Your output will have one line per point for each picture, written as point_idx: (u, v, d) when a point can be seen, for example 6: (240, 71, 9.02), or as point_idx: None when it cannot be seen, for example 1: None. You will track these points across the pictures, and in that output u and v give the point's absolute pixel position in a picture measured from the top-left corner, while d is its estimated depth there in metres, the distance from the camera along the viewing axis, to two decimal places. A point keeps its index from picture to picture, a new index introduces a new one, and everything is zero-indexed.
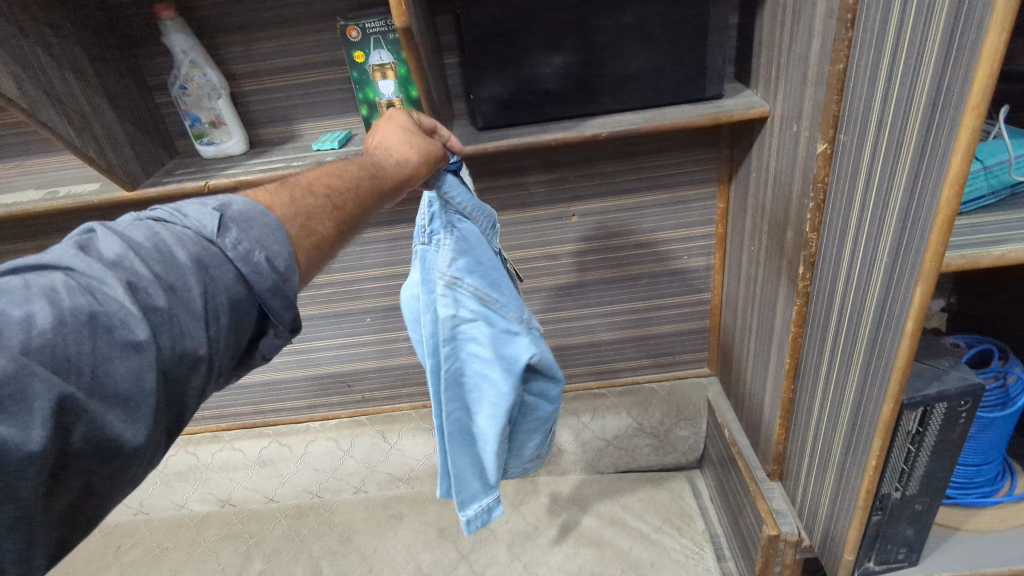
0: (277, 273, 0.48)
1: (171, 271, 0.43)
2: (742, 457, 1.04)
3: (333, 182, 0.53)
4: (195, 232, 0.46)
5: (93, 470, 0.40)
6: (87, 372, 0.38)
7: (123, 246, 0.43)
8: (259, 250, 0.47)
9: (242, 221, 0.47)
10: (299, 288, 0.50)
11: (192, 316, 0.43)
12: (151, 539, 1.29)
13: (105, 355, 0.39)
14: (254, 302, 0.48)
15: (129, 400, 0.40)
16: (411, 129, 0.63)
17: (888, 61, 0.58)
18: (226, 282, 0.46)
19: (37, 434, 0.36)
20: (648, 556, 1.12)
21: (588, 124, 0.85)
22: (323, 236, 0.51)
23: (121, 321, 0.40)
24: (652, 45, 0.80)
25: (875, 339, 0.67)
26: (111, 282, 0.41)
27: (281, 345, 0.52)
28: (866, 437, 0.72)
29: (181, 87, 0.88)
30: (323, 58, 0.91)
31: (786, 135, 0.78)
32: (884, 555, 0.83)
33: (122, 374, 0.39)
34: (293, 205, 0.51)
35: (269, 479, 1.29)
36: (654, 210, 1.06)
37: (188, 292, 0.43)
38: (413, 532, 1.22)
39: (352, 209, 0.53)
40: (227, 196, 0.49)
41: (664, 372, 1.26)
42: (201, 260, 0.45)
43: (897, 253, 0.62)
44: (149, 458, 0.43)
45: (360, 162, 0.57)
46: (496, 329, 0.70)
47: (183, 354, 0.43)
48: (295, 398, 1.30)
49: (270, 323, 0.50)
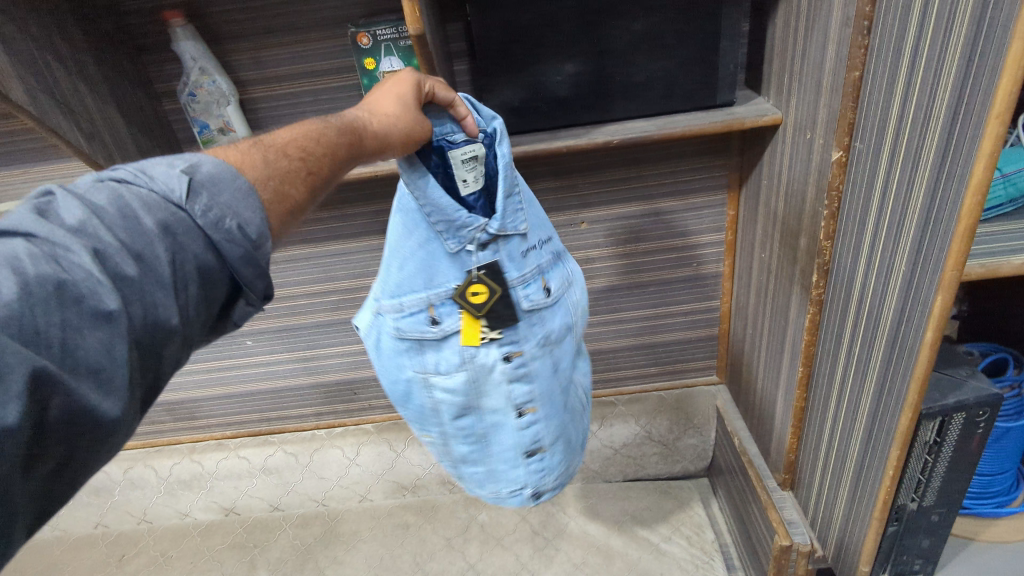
0: (250, 242, 0.45)
1: (138, 238, 0.39)
2: (753, 466, 1.03)
3: (310, 144, 0.50)
4: (161, 196, 0.42)
5: (72, 443, 0.35)
6: (57, 345, 0.34)
7: (84, 210, 0.38)
8: (231, 216, 0.44)
9: (211, 185, 0.44)
10: (270, 254, 0.47)
11: (162, 286, 0.40)
12: (155, 547, 1.27)
13: (75, 326, 0.35)
14: (224, 271, 0.45)
15: (104, 375, 0.36)
16: (408, 95, 0.57)
17: (907, 67, 0.58)
18: (194, 250, 0.42)
19: (13, 409, 0.31)
20: (658, 566, 1.11)
21: (599, 131, 0.84)
22: (295, 202, 0.48)
23: (89, 289, 0.36)
24: (663, 53, 0.79)
25: (894, 346, 0.66)
26: (77, 249, 0.36)
27: (251, 313, 0.49)
28: (883, 447, 0.72)
29: (191, 94, 0.89)
30: (333, 65, 0.90)
31: (799, 143, 0.78)
32: (900, 566, 0.82)
33: (94, 348, 0.35)
34: (264, 168, 0.47)
35: (274, 488, 1.28)
36: (664, 217, 1.06)
37: (157, 260, 0.40)
38: (419, 541, 1.21)
39: (323, 176, 0.50)
40: (193, 157, 0.45)
41: (673, 381, 1.25)
42: (169, 227, 0.41)
43: (916, 260, 0.61)
44: (122, 437, 0.39)
45: (342, 123, 0.52)
46: (375, 291, 0.69)
47: (156, 325, 0.39)
48: (301, 406, 1.29)
49: (241, 291, 0.47)
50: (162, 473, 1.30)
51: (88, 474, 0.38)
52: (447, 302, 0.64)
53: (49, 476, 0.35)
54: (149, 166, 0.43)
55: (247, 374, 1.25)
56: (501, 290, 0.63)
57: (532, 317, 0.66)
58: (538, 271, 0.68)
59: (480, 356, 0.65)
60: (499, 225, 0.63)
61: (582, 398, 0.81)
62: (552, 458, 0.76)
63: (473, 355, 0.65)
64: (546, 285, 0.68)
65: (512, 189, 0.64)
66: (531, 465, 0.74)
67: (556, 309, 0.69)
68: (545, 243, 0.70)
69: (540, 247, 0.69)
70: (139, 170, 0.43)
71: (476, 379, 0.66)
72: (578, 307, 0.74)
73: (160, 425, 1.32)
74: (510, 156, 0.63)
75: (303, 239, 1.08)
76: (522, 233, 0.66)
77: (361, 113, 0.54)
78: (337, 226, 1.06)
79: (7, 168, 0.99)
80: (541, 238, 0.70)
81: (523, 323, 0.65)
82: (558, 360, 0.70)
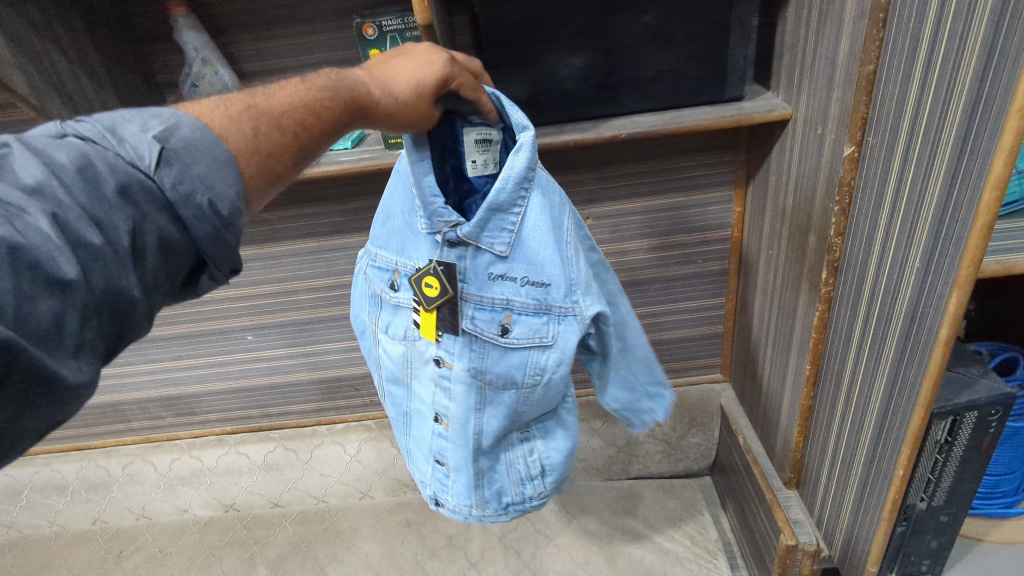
0: (221, 219, 0.44)
1: (99, 205, 0.39)
2: (759, 464, 1.02)
3: (307, 118, 0.49)
4: (128, 161, 0.41)
5: (26, 406, 0.36)
6: (10, 312, 0.34)
7: (43, 170, 0.38)
8: (202, 192, 0.43)
9: (184, 155, 0.42)
10: (243, 230, 0.46)
11: (122, 257, 0.39)
12: (154, 543, 1.26)
13: (28, 293, 0.35)
14: (191, 245, 0.44)
15: (55, 341, 0.36)
16: (428, 85, 0.55)
17: (924, 59, 0.57)
18: (159, 223, 0.42)
19: None
20: (661, 565, 1.10)
21: (607, 125, 0.83)
22: (278, 174, 0.48)
23: (45, 256, 0.36)
24: (673, 46, 0.78)
25: (906, 342, 0.66)
26: (34, 212, 0.36)
27: (217, 287, 0.48)
28: (893, 444, 0.71)
29: (193, 85, 0.87)
30: (337, 57, 0.89)
31: (810, 138, 0.77)
32: (908, 567, 0.82)
33: (45, 316, 0.36)
34: (254, 139, 0.46)
35: (274, 484, 1.28)
36: (670, 214, 1.05)
37: (118, 231, 0.39)
38: (420, 539, 1.20)
39: (310, 151, 0.50)
40: (169, 118, 0.43)
41: (677, 378, 1.24)
42: (132, 194, 0.40)
43: (931, 255, 0.60)
44: (78, 404, 0.40)
45: (348, 100, 0.51)
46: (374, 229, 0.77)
47: (117, 296, 0.40)
48: (302, 402, 1.28)
49: (207, 267, 0.46)
50: (162, 468, 1.29)
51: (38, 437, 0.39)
52: (405, 277, 0.69)
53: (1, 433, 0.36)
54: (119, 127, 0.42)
55: (248, 369, 1.24)
56: (451, 294, 0.62)
57: (470, 341, 0.66)
58: (501, 303, 0.65)
59: (419, 343, 0.70)
60: (468, 233, 0.62)
61: (526, 464, 0.77)
62: (455, 486, 0.77)
63: (413, 339, 0.70)
64: (506, 323, 0.65)
65: (505, 204, 0.61)
66: (436, 469, 0.78)
67: (505, 353, 0.66)
68: (529, 282, 0.64)
69: (520, 283, 0.64)
70: (109, 129, 0.42)
71: (409, 359, 0.72)
72: (542, 374, 0.68)
73: (159, 420, 1.31)
74: (518, 173, 0.60)
75: (306, 232, 1.07)
76: (496, 254, 0.63)
77: (372, 94, 0.52)
78: (341, 219, 1.05)
79: None
80: (527, 275, 0.64)
81: (464, 340, 0.66)
82: (486, 411, 0.70)
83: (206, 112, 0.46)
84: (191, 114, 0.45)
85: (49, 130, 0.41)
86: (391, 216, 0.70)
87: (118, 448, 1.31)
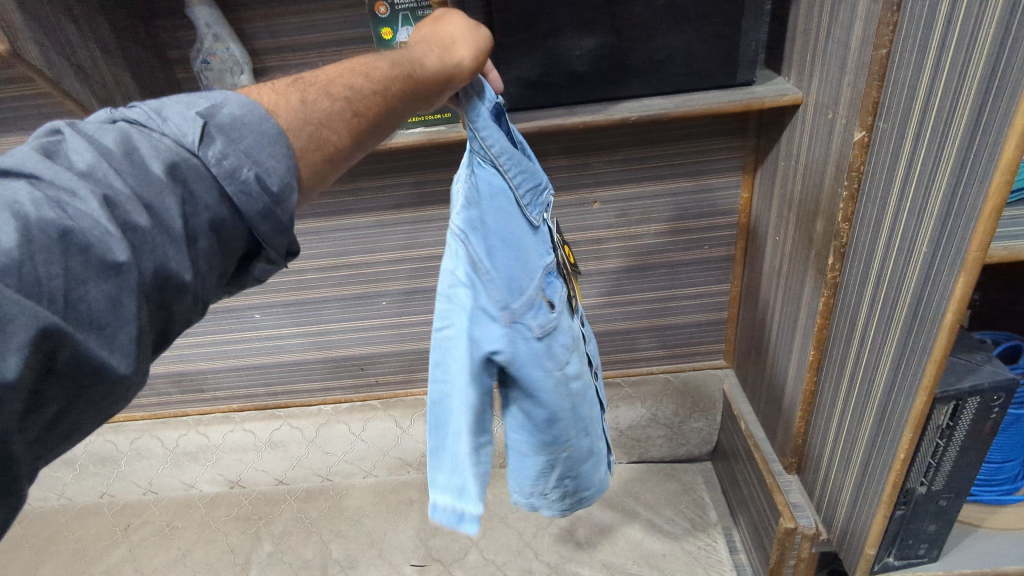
0: (270, 195, 0.45)
1: (148, 188, 0.40)
2: (759, 449, 1.03)
3: (354, 82, 0.49)
4: (173, 139, 0.42)
5: (75, 392, 0.37)
6: (60, 298, 0.35)
7: (93, 154, 0.39)
8: (249, 166, 0.44)
9: (229, 131, 0.44)
10: (293, 209, 0.47)
11: (172, 239, 0.41)
12: (161, 517, 1.28)
13: (80, 277, 0.36)
14: (242, 224, 0.46)
15: (109, 328, 0.37)
16: (457, 27, 0.56)
17: (938, 43, 0.57)
18: (207, 201, 0.43)
19: (14, 361, 0.32)
20: (661, 547, 1.11)
21: (617, 107, 0.83)
22: (334, 147, 0.49)
23: (97, 240, 0.37)
24: (685, 28, 0.78)
25: (910, 327, 0.66)
26: (85, 195, 0.37)
27: (275, 270, 0.51)
28: (895, 429, 0.72)
29: (203, 61, 0.86)
30: (348, 36, 0.89)
31: (820, 122, 0.77)
32: (906, 551, 0.83)
33: (98, 301, 0.36)
34: (302, 110, 0.47)
35: (279, 461, 1.29)
36: (678, 198, 1.05)
37: (167, 212, 0.41)
38: (423, 517, 1.22)
39: (377, 113, 0.50)
40: (216, 97, 0.45)
41: (680, 363, 1.25)
42: (178, 172, 0.42)
43: (938, 241, 0.61)
44: (130, 393, 0.41)
45: (397, 60, 0.51)
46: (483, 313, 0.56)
47: (167, 279, 0.41)
48: (308, 380, 1.29)
49: (263, 249, 0.48)
50: (169, 444, 1.30)
51: (88, 427, 0.40)
52: (547, 276, 0.62)
53: (48, 427, 0.36)
54: (164, 107, 0.43)
55: (254, 347, 1.24)
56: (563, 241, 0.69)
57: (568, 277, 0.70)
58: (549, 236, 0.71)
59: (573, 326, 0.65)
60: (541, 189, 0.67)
61: None
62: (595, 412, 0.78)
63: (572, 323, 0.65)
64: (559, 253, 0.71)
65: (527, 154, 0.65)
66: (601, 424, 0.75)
67: None
68: None
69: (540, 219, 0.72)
70: (154, 111, 0.43)
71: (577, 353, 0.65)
72: None
73: (166, 397, 1.32)
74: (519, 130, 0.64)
75: (314, 212, 1.07)
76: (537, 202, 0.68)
77: (421, 46, 0.54)
78: (349, 200, 1.06)
79: (16, 132, 0.96)
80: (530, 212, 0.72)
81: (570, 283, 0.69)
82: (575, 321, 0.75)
83: (258, 93, 0.48)
84: (241, 93, 0.47)
85: (99, 116, 0.43)
86: (509, 241, 0.57)
87: (125, 424, 1.32)
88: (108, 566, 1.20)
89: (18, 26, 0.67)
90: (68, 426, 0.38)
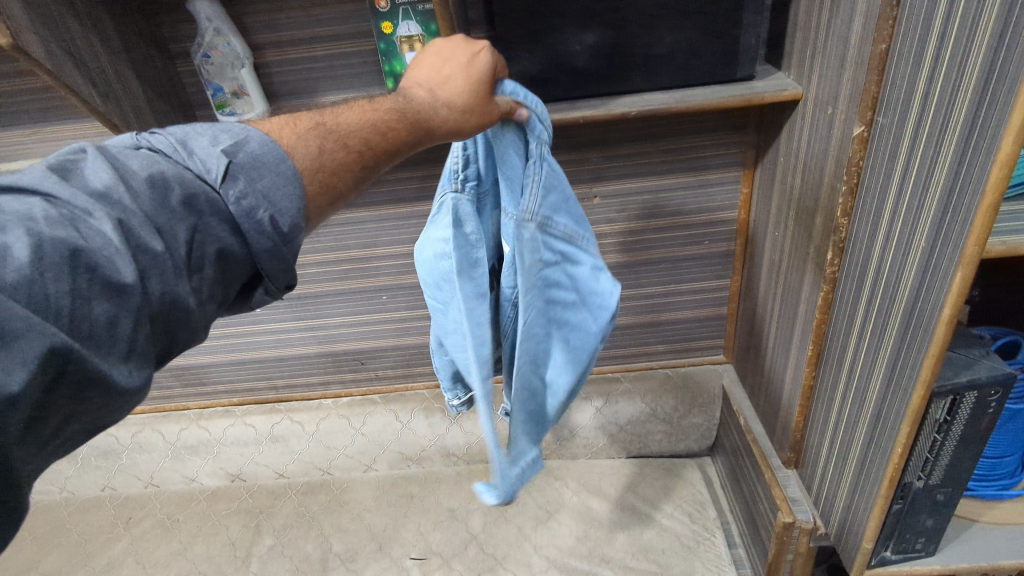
0: (279, 234, 0.46)
1: (161, 214, 0.41)
2: (758, 444, 1.04)
3: (371, 139, 0.51)
4: (196, 174, 0.44)
5: (72, 406, 0.37)
6: (66, 314, 0.35)
7: (111, 176, 0.40)
8: (264, 207, 0.45)
9: (249, 169, 0.45)
10: (298, 249, 0.48)
11: (179, 268, 0.41)
12: (162, 510, 1.29)
13: (85, 295, 0.36)
14: (248, 256, 0.46)
15: (107, 345, 0.37)
16: (484, 83, 0.56)
17: (937, 41, 0.57)
18: (217, 233, 0.44)
19: (20, 376, 0.32)
20: (660, 541, 1.12)
21: (617, 103, 0.83)
22: (339, 193, 0.50)
23: (106, 260, 0.37)
24: (685, 23, 0.78)
25: (908, 325, 0.67)
26: (99, 216, 0.38)
27: (270, 301, 0.51)
28: (892, 428, 0.72)
29: (204, 56, 0.87)
30: (348, 30, 0.90)
31: (820, 118, 0.77)
32: (902, 545, 0.83)
33: (99, 318, 0.37)
34: (317, 160, 0.48)
35: (280, 455, 1.30)
36: (678, 193, 1.05)
37: (176, 239, 0.41)
38: (423, 511, 1.22)
39: (379, 167, 0.53)
40: (239, 132, 0.46)
41: (680, 359, 1.25)
42: (194, 203, 0.43)
43: (936, 241, 0.61)
44: (127, 408, 0.41)
45: (414, 119, 0.53)
46: (590, 271, 0.69)
47: (172, 303, 0.41)
48: (309, 374, 1.30)
49: (265, 280, 0.49)
50: (170, 437, 1.31)
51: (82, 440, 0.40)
52: None
53: (47, 438, 0.37)
54: (190, 141, 0.45)
55: (255, 341, 1.25)
56: None
57: None
58: None
59: None
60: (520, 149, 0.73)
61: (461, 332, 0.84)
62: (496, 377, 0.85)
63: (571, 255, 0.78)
64: None
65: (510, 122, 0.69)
66: None
67: None
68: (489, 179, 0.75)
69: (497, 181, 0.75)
70: (179, 143, 0.45)
71: None
72: None
73: (167, 391, 1.32)
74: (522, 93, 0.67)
75: None
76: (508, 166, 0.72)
77: (439, 103, 0.54)
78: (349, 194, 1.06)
79: (16, 126, 0.97)
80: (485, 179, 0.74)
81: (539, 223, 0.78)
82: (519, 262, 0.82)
83: (278, 132, 0.49)
84: (260, 130, 0.48)
85: (125, 141, 0.44)
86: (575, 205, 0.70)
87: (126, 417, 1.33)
88: (110, 559, 1.21)
89: (20, 20, 0.67)
90: (64, 440, 0.38)
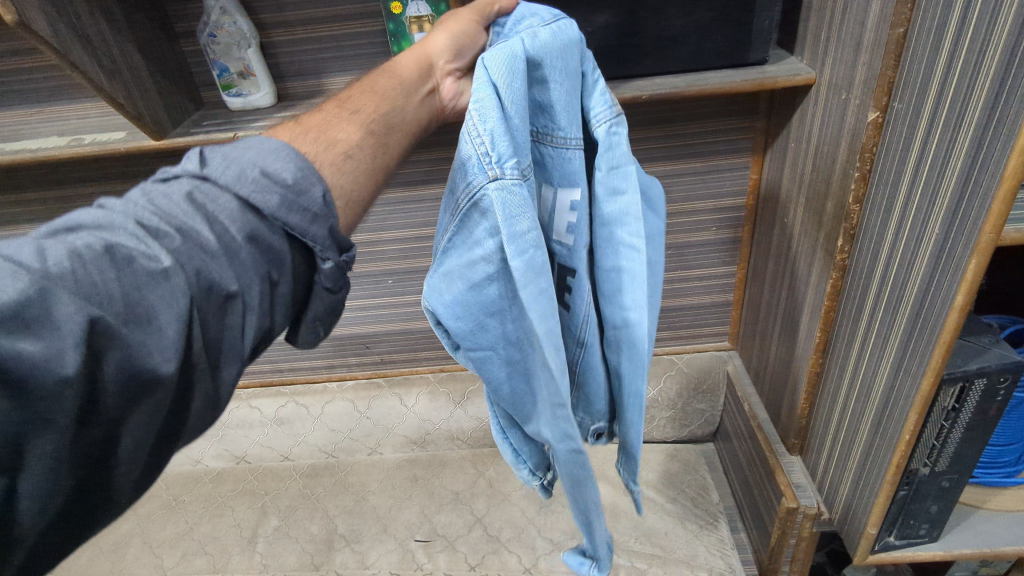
0: (287, 186, 0.44)
1: (174, 213, 0.40)
2: (762, 431, 1.04)
3: (349, 95, 0.56)
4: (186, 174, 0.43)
5: (131, 404, 0.36)
6: (118, 299, 0.35)
7: (118, 202, 0.39)
8: (253, 167, 0.44)
9: (227, 152, 0.44)
10: (324, 197, 0.46)
11: (212, 252, 0.40)
12: (168, 491, 1.30)
13: (130, 286, 0.36)
14: (280, 228, 0.44)
15: (156, 333, 0.36)
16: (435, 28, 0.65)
17: (957, 24, 0.56)
18: (230, 211, 0.42)
19: (71, 355, 0.32)
20: (663, 524, 1.12)
21: (628, 86, 0.82)
22: (347, 141, 0.50)
23: (138, 253, 0.37)
24: (697, 7, 0.77)
25: (919, 313, 0.67)
26: (115, 228, 0.37)
27: (343, 271, 0.48)
28: (898, 415, 0.73)
29: (211, 34, 0.85)
30: (356, 10, 0.88)
31: (833, 102, 0.76)
32: (907, 531, 0.84)
33: (151, 303, 0.36)
34: (301, 126, 0.50)
35: (284, 437, 1.31)
36: (685, 178, 1.04)
37: (198, 229, 0.40)
38: (427, 494, 1.23)
39: (378, 111, 0.54)
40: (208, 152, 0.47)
41: (683, 345, 1.26)
42: (196, 198, 0.41)
43: (950, 227, 0.61)
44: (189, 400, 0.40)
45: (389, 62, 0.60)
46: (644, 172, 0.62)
47: (213, 288, 0.39)
48: (315, 358, 1.30)
49: (313, 249, 0.46)
50: None
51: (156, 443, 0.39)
52: None
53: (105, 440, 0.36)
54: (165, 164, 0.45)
55: None
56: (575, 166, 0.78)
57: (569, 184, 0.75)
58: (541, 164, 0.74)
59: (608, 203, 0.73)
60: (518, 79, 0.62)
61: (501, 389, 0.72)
62: None
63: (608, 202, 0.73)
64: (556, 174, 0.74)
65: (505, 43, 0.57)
66: None
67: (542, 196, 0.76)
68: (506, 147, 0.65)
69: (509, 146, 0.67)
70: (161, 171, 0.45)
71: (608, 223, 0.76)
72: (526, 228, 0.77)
73: None
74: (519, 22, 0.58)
75: None
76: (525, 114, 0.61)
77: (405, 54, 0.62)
78: None
79: (20, 105, 0.96)
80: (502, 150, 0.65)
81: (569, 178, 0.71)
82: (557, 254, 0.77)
83: None
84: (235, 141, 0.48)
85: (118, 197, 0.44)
86: None
87: None
88: (117, 539, 1.22)
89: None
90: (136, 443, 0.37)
